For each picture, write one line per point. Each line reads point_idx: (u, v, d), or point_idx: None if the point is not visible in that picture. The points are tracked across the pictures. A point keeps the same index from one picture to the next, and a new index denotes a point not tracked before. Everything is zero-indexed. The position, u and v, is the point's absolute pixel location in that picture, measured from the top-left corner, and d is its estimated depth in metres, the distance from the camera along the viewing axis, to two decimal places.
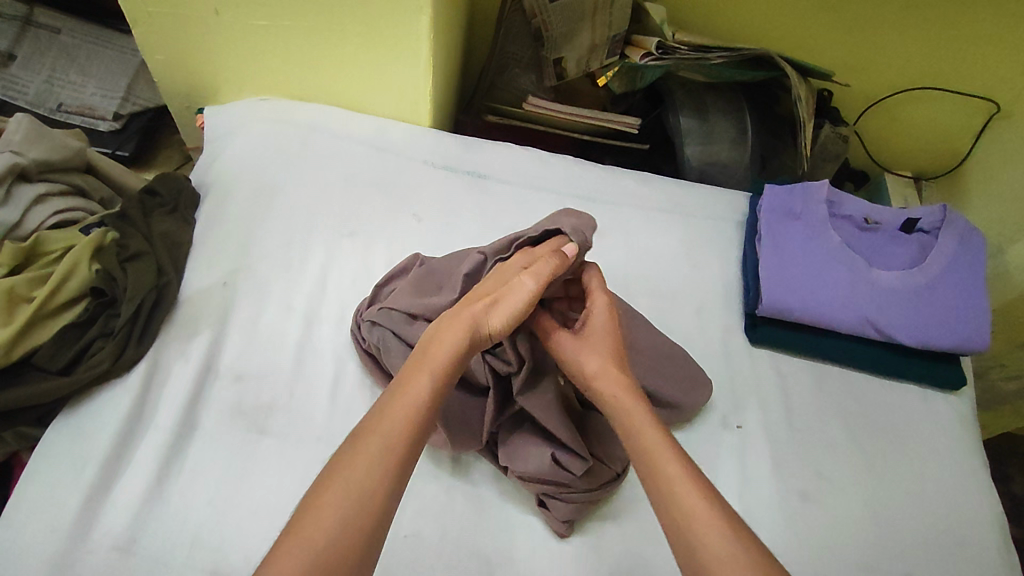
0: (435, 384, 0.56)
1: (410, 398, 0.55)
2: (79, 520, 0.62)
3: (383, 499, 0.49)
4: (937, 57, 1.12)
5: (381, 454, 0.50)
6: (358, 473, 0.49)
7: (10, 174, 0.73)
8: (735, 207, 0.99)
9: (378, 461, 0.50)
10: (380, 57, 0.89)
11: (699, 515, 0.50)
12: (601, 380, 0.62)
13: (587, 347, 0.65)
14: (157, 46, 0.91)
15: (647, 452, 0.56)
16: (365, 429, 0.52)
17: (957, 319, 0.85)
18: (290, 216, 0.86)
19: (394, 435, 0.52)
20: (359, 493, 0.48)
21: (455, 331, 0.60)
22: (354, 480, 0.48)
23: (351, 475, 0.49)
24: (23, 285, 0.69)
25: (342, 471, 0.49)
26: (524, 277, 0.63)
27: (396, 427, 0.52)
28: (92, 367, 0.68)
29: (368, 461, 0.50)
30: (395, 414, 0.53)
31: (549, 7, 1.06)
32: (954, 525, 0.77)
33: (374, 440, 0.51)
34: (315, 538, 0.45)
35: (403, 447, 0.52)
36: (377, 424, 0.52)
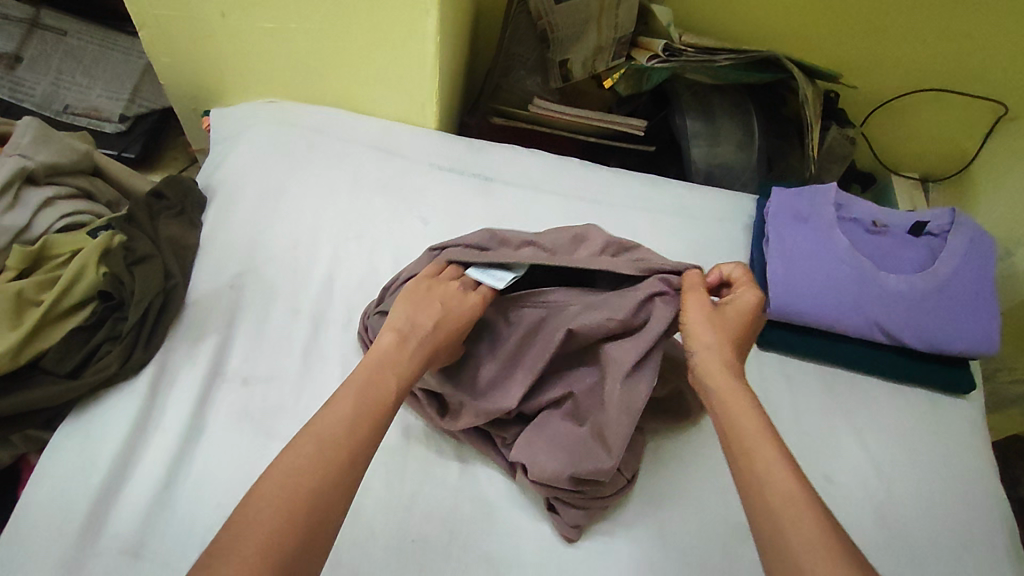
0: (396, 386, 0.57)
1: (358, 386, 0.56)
2: (88, 525, 0.62)
3: (339, 495, 0.48)
4: (945, 59, 1.12)
5: (339, 448, 0.50)
6: (301, 463, 0.48)
7: (18, 178, 0.73)
8: (742, 210, 0.99)
9: (335, 455, 0.49)
10: (387, 59, 0.89)
11: (786, 492, 0.49)
12: (708, 356, 0.61)
13: (708, 322, 0.63)
14: (164, 49, 0.91)
15: (745, 438, 0.53)
16: (320, 421, 0.51)
17: (967, 323, 0.84)
18: (296, 218, 0.86)
19: (353, 431, 0.51)
20: (313, 487, 0.47)
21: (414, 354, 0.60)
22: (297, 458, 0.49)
23: (305, 467, 0.48)
24: (31, 288, 0.69)
25: (293, 462, 0.48)
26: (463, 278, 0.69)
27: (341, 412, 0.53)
28: (100, 370, 0.69)
29: (322, 453, 0.49)
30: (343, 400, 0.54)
31: (555, 9, 1.04)
32: (964, 530, 0.76)
33: (332, 435, 0.50)
34: (262, 527, 0.44)
35: (359, 443, 0.51)
36: (334, 418, 0.51)
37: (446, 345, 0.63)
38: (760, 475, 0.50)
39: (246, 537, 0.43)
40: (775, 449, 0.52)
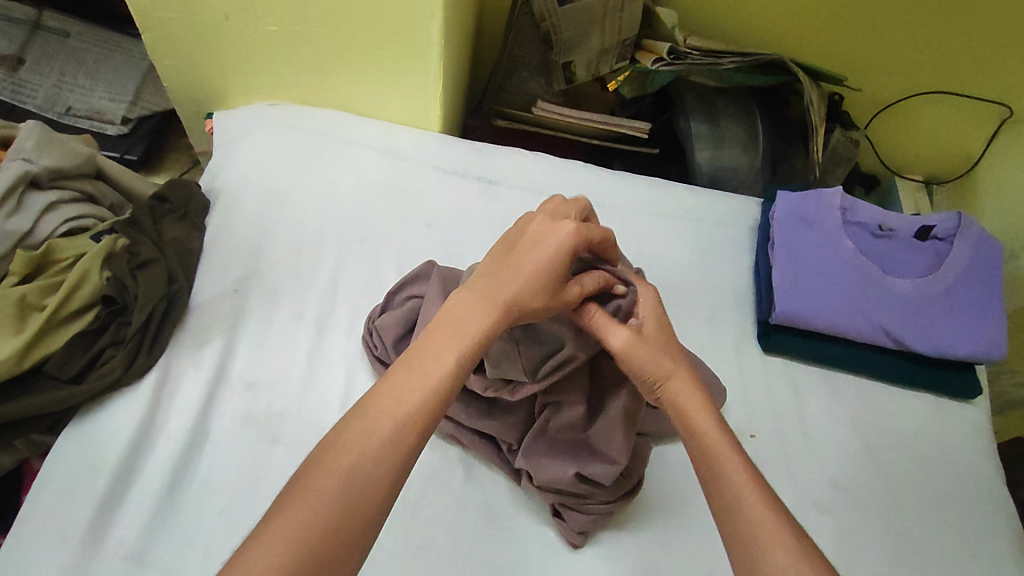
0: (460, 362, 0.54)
1: (430, 371, 0.52)
2: (91, 531, 0.62)
3: (382, 493, 0.46)
4: (950, 61, 1.11)
5: (388, 442, 0.48)
6: (354, 455, 0.47)
7: (21, 183, 0.73)
8: (747, 213, 0.98)
9: (383, 448, 0.48)
10: (390, 62, 0.89)
11: (762, 527, 0.48)
12: (659, 383, 0.58)
13: (644, 344, 0.60)
14: (167, 52, 0.91)
15: (709, 457, 0.53)
16: (371, 407, 0.50)
17: (974, 328, 0.84)
18: (300, 222, 0.86)
19: (404, 421, 0.49)
20: (355, 484, 0.46)
21: (484, 310, 0.57)
22: (359, 454, 0.47)
23: (351, 460, 0.46)
24: (34, 293, 0.69)
25: (338, 452, 0.47)
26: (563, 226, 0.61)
27: (412, 399, 0.51)
28: (103, 375, 0.68)
29: (368, 446, 0.47)
30: (413, 387, 0.51)
31: (559, 11, 1.03)
32: (971, 536, 0.76)
33: (382, 426, 0.49)
34: (297, 522, 0.43)
35: (407, 437, 0.49)
36: (387, 406, 0.50)
37: (530, 291, 0.58)
38: (731, 496, 0.50)
39: (269, 534, 0.43)
40: (743, 467, 0.52)
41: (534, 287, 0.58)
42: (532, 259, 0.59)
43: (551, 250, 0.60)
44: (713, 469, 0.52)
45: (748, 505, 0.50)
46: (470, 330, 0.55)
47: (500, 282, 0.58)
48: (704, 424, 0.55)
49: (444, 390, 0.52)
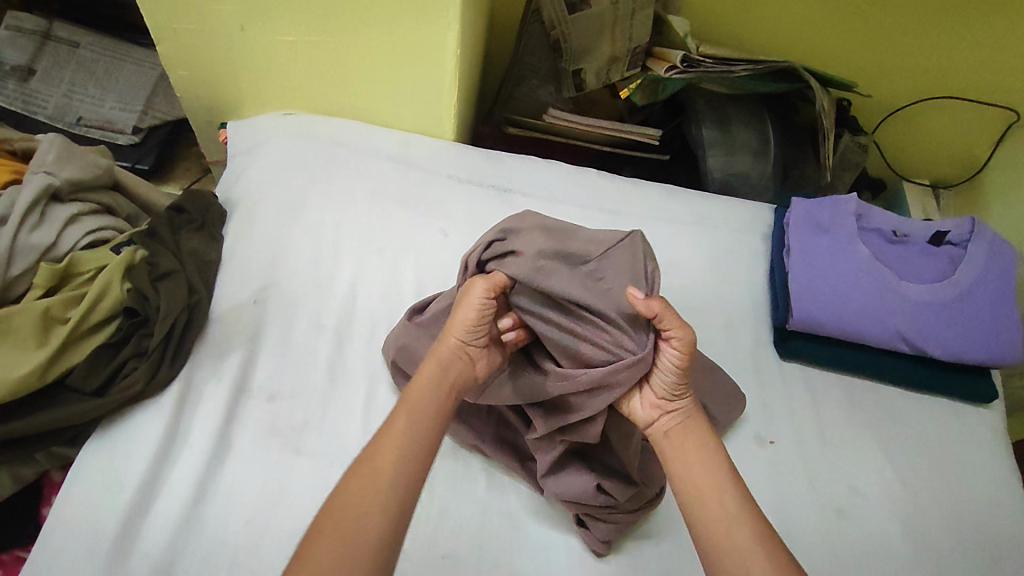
0: (419, 417, 0.55)
1: (394, 434, 0.53)
2: (117, 544, 0.62)
3: (383, 546, 0.47)
4: (956, 67, 1.12)
5: (376, 496, 0.49)
6: (340, 525, 0.47)
7: (44, 196, 0.73)
8: (760, 220, 0.99)
9: (371, 505, 0.48)
10: (406, 72, 0.89)
11: (746, 538, 0.51)
12: (671, 415, 0.61)
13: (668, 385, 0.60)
14: (181, 63, 0.91)
15: (698, 489, 0.55)
16: (348, 478, 0.50)
17: (989, 332, 0.85)
18: (318, 232, 0.86)
19: (380, 480, 0.50)
20: (352, 544, 0.46)
21: (432, 356, 0.61)
22: (345, 524, 0.47)
23: (341, 529, 0.47)
24: (58, 306, 0.69)
25: (332, 519, 0.47)
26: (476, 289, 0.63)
27: (384, 467, 0.51)
28: (125, 388, 0.68)
29: (355, 508, 0.48)
30: (384, 454, 0.52)
31: (569, 19, 1.03)
32: (991, 539, 0.76)
33: (361, 487, 0.49)
34: None
35: (392, 492, 0.50)
36: (363, 469, 0.50)
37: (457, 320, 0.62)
38: (725, 527, 0.52)
39: None
40: (735, 495, 0.54)
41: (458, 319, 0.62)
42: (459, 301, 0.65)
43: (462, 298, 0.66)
44: (702, 501, 0.54)
45: (734, 518, 0.52)
46: (419, 382, 0.58)
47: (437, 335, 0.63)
48: (698, 452, 0.58)
49: (416, 440, 0.54)
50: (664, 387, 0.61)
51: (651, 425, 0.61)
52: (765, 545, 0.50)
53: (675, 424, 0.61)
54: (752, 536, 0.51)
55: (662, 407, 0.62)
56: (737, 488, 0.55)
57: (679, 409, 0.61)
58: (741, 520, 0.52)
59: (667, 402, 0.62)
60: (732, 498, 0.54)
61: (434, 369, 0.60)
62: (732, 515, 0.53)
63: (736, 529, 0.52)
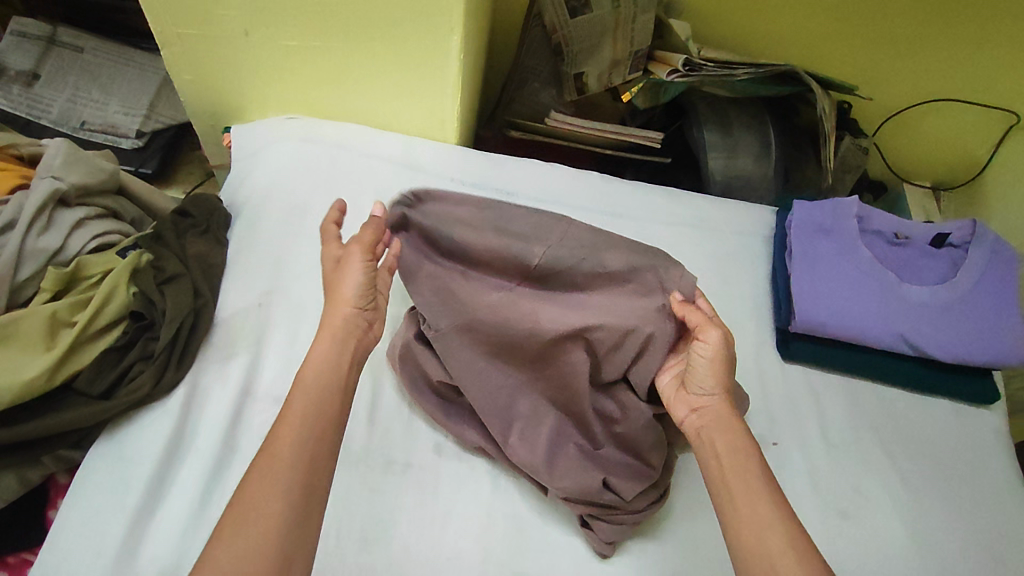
0: (316, 400, 0.57)
1: (292, 416, 0.55)
2: (124, 546, 0.62)
3: (288, 530, 0.50)
4: (956, 69, 1.13)
5: (277, 479, 0.51)
6: (246, 510, 0.50)
7: (51, 201, 0.74)
8: (762, 222, 0.99)
9: (276, 488, 0.51)
10: (409, 77, 0.90)
11: (772, 532, 0.52)
12: (707, 412, 0.62)
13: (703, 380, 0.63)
14: (185, 67, 0.92)
15: (730, 489, 0.56)
16: (253, 465, 0.52)
17: (991, 334, 0.85)
18: (322, 235, 0.86)
19: (280, 463, 0.52)
20: (256, 528, 0.49)
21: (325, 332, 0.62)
22: (249, 510, 0.50)
23: (247, 515, 0.49)
24: (65, 310, 0.69)
25: (238, 507, 0.50)
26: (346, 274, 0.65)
27: (283, 448, 0.53)
28: (132, 391, 0.68)
29: (258, 492, 0.51)
30: (283, 438, 0.54)
31: (570, 23, 1.05)
32: (994, 540, 0.76)
33: (263, 470, 0.52)
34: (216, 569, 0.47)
35: (293, 473, 0.52)
36: (266, 455, 0.53)
37: (340, 294, 0.64)
38: (754, 529, 0.52)
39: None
40: (767, 497, 0.54)
41: (341, 293, 0.64)
42: (333, 272, 0.67)
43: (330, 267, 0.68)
44: (734, 501, 0.55)
45: (760, 509, 0.53)
46: (316, 360, 0.60)
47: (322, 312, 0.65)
48: (731, 447, 0.59)
49: (315, 418, 0.56)
50: (697, 384, 0.63)
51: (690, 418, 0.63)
52: (789, 539, 0.51)
53: (711, 419, 0.62)
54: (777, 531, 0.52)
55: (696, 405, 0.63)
56: (771, 489, 0.55)
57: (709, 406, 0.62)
58: (768, 513, 0.53)
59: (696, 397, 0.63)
60: (762, 495, 0.54)
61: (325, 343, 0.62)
62: (757, 508, 0.54)
63: (766, 532, 0.52)
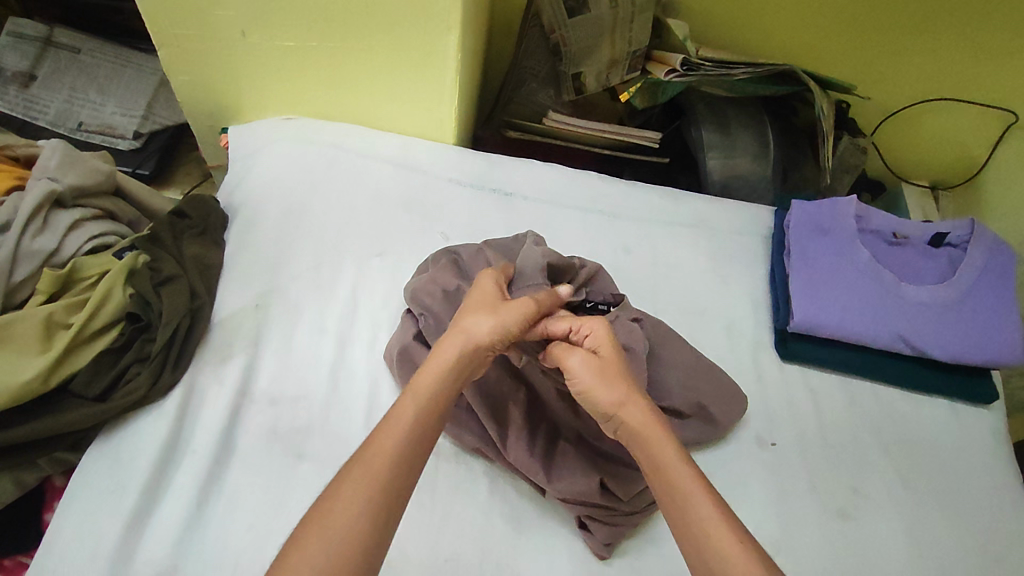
0: (426, 409, 0.55)
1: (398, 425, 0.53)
2: (121, 548, 0.62)
3: (370, 544, 0.46)
4: (954, 69, 1.13)
5: (377, 482, 0.48)
6: (333, 514, 0.46)
7: (46, 202, 0.73)
8: (760, 222, 0.99)
9: (374, 492, 0.48)
10: (406, 76, 0.90)
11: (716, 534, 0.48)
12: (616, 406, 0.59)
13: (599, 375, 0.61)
14: (182, 68, 0.91)
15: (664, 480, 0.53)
16: (347, 469, 0.49)
17: (989, 333, 0.85)
18: (319, 235, 0.86)
19: (382, 469, 0.49)
20: (347, 531, 0.45)
21: (452, 342, 0.60)
22: (339, 515, 0.46)
23: (335, 518, 0.46)
24: (61, 311, 0.69)
25: (323, 511, 0.46)
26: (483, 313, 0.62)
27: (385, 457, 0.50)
28: (129, 393, 0.68)
29: (351, 500, 0.47)
30: (384, 445, 0.51)
31: (568, 23, 1.05)
32: (993, 541, 0.76)
33: (362, 478, 0.48)
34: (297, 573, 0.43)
35: (392, 481, 0.49)
36: (367, 462, 0.50)
37: (482, 314, 0.62)
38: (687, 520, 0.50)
39: None
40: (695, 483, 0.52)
41: (483, 313, 0.62)
42: (480, 297, 0.64)
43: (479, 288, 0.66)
44: (668, 495, 0.52)
45: (699, 510, 0.50)
46: (437, 367, 0.58)
47: (454, 323, 0.62)
48: (659, 446, 0.55)
49: (421, 427, 0.53)
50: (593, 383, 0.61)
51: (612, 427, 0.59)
52: (733, 536, 0.48)
53: (628, 422, 0.58)
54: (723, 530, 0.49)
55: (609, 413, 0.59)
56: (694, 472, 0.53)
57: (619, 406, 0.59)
58: (709, 514, 0.50)
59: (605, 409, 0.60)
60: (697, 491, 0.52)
61: (447, 354, 0.59)
62: (697, 510, 0.50)
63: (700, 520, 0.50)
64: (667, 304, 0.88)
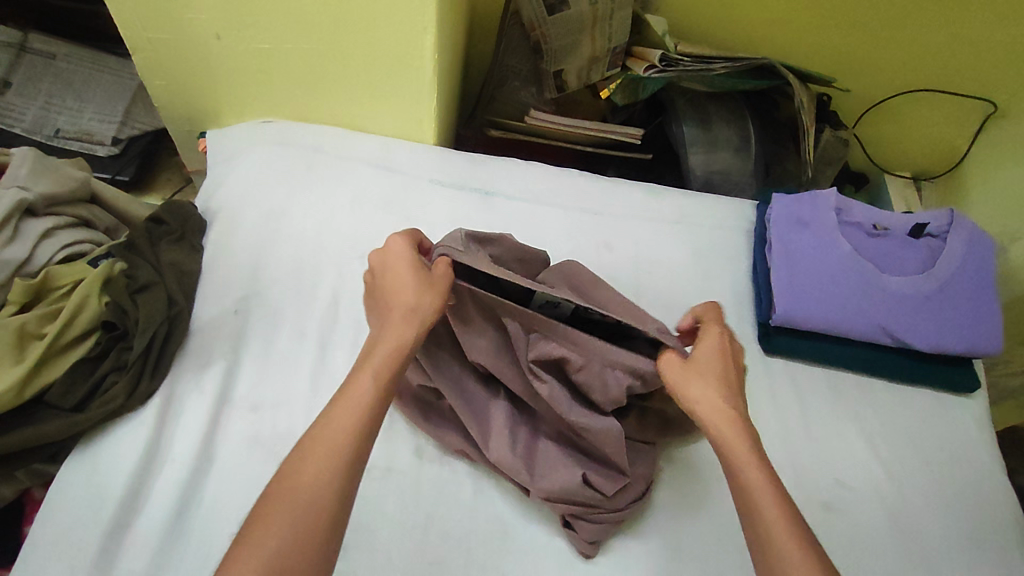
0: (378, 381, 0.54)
1: (354, 397, 0.53)
2: (100, 559, 0.61)
3: (328, 512, 0.47)
4: (933, 60, 1.13)
5: (335, 467, 0.48)
6: (294, 488, 0.47)
7: (17, 211, 0.72)
8: (743, 216, 0.99)
9: (330, 476, 0.48)
10: (383, 75, 0.89)
11: (786, 546, 0.49)
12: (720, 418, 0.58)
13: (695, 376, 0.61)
14: (157, 72, 0.90)
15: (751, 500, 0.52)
16: (307, 441, 0.49)
17: (970, 322, 0.85)
18: (299, 239, 0.85)
19: (339, 440, 0.50)
20: (305, 505, 0.46)
21: (400, 321, 0.58)
22: (297, 487, 0.47)
23: (296, 491, 0.46)
24: (33, 322, 0.68)
25: (287, 483, 0.47)
26: (418, 291, 0.59)
27: (342, 430, 0.50)
28: (105, 403, 0.67)
29: (311, 470, 0.48)
30: (339, 419, 0.51)
31: (548, 20, 1.03)
32: (977, 529, 0.77)
33: (320, 449, 0.49)
34: (259, 551, 0.43)
35: (349, 453, 0.49)
36: (322, 434, 0.50)
37: (421, 290, 0.60)
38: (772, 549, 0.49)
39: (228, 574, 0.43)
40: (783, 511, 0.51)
41: (420, 293, 0.59)
42: (401, 271, 0.61)
43: (403, 259, 0.62)
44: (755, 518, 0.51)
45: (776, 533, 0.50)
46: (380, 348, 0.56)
47: (390, 307, 0.60)
48: (749, 469, 0.54)
49: (376, 405, 0.53)
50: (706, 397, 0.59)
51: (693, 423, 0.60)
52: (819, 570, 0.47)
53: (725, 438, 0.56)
54: (798, 550, 0.48)
55: (696, 402, 0.59)
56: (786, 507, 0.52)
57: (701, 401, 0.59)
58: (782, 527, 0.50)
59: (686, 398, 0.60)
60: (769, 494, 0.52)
61: (392, 337, 0.57)
62: (766, 518, 0.51)
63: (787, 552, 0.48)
64: (651, 301, 0.88)
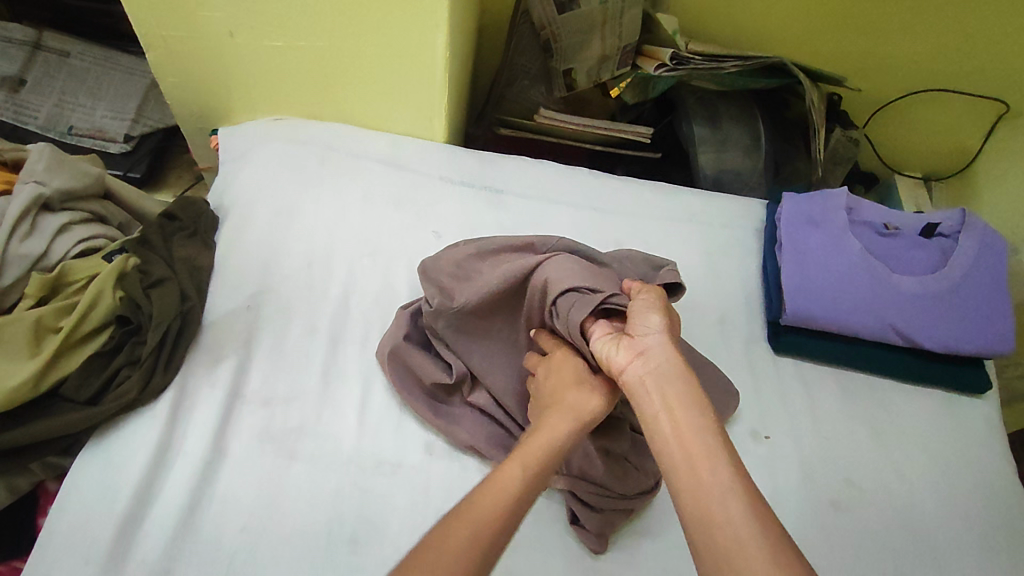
0: (529, 470, 0.53)
1: (505, 479, 0.51)
2: (112, 552, 0.62)
3: None
4: (946, 60, 1.13)
5: (479, 548, 0.45)
6: (434, 564, 0.43)
7: (34, 206, 0.73)
8: (752, 215, 0.99)
9: (473, 558, 0.45)
10: (395, 73, 0.89)
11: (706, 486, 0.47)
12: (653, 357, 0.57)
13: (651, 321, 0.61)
14: (172, 70, 0.91)
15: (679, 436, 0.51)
16: (455, 516, 0.47)
17: (981, 323, 0.85)
18: (310, 236, 0.86)
19: (487, 521, 0.47)
20: None
21: (560, 416, 0.59)
22: (441, 562, 0.43)
23: (441, 568, 0.43)
24: (50, 315, 0.68)
25: (428, 556, 0.44)
26: (585, 394, 0.61)
27: (491, 511, 0.48)
28: (120, 396, 0.68)
29: (455, 550, 0.44)
30: (490, 499, 0.49)
31: (559, 19, 1.02)
32: (987, 530, 0.76)
33: (466, 527, 0.46)
34: None
35: (493, 535, 0.47)
36: (470, 511, 0.48)
37: (583, 395, 0.61)
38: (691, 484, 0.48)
39: None
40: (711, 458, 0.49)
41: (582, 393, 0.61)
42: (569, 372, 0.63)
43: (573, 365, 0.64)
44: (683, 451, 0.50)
45: (738, 531, 0.43)
46: (544, 437, 0.56)
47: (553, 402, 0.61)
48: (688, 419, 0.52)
49: (524, 494, 0.51)
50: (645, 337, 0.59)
51: (623, 383, 0.58)
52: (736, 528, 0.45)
53: (685, 438, 0.51)
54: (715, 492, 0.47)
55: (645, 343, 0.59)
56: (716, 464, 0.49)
57: (653, 349, 0.57)
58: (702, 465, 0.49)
59: (640, 340, 0.59)
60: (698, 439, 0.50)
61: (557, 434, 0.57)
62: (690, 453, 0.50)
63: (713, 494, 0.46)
64: None
